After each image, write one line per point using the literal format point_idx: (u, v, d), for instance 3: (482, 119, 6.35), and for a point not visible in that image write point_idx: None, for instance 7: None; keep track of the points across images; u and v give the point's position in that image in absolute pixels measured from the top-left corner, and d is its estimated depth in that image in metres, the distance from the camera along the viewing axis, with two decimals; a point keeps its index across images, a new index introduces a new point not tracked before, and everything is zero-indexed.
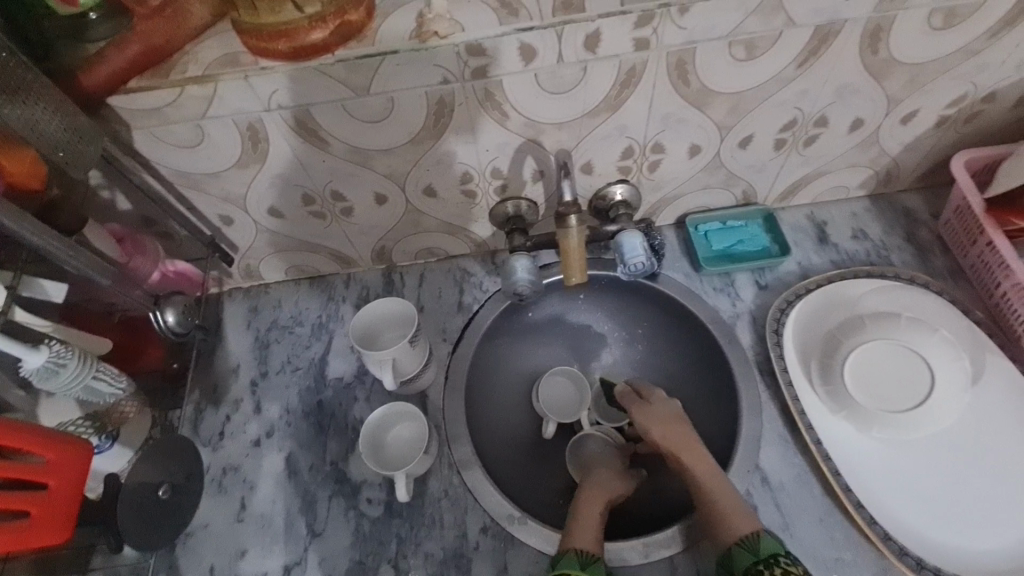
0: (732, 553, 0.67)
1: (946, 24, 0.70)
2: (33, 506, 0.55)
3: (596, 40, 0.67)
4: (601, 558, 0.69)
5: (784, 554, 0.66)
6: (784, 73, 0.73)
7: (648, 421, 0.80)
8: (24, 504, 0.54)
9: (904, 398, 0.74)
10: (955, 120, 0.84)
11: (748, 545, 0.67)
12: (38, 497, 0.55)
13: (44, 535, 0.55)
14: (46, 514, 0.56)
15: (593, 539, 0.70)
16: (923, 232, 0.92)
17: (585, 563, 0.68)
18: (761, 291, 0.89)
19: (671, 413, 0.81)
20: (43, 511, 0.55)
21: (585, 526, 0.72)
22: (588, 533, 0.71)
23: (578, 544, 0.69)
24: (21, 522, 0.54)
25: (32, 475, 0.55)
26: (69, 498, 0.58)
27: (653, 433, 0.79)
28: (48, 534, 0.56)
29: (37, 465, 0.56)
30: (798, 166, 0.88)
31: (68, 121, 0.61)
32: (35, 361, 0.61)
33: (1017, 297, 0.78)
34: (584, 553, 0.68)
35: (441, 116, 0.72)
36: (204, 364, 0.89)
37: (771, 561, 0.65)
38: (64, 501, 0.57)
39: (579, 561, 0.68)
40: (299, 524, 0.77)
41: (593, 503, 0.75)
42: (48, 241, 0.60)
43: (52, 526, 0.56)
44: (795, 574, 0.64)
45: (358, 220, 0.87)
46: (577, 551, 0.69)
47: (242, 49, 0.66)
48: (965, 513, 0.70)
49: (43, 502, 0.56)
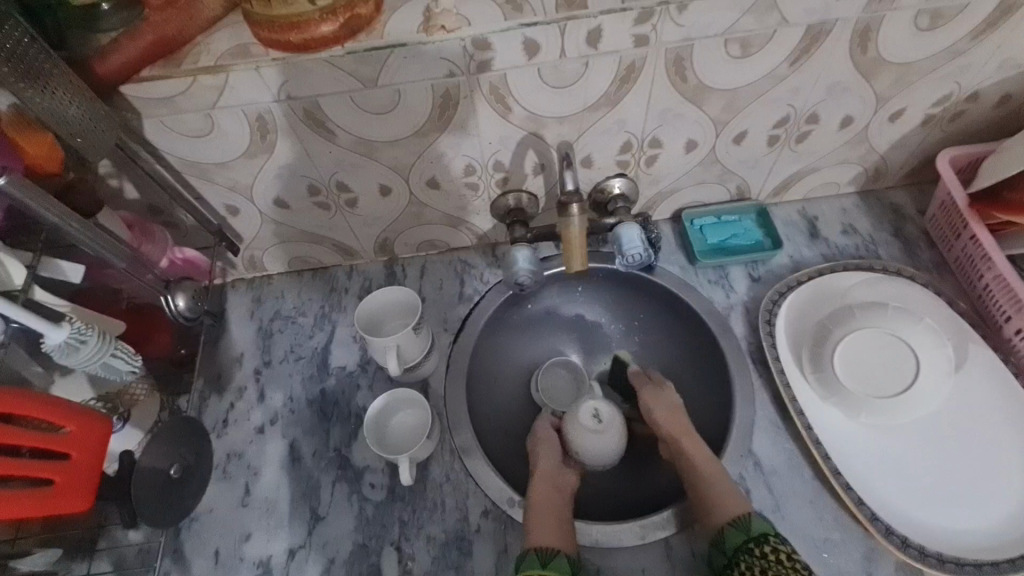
0: (725, 533, 0.69)
1: (930, 26, 0.73)
2: (57, 475, 0.57)
3: (598, 36, 0.69)
4: (563, 553, 0.70)
5: (774, 534, 0.69)
6: (777, 71, 0.76)
7: (655, 408, 0.85)
8: (51, 472, 0.57)
9: (891, 384, 0.77)
10: (940, 119, 0.87)
11: (741, 525, 0.69)
12: (61, 466, 0.58)
13: (64, 502, 0.58)
14: (68, 482, 0.58)
15: (552, 535, 0.71)
16: (910, 227, 0.95)
17: (546, 560, 0.69)
18: (754, 283, 0.91)
19: (672, 404, 0.85)
20: (66, 479, 0.58)
21: (543, 522, 0.73)
22: (550, 529, 0.72)
23: (541, 542, 0.71)
24: (46, 490, 0.56)
25: (57, 445, 0.57)
26: (90, 469, 0.60)
27: (656, 414, 0.84)
28: (69, 502, 0.58)
29: (61, 436, 0.58)
30: (790, 163, 0.91)
31: (85, 105, 0.62)
32: (58, 338, 0.62)
33: (998, 289, 0.81)
34: (546, 549, 0.70)
35: (446, 110, 0.75)
36: (208, 352, 0.91)
37: (762, 539, 0.68)
38: (86, 472, 0.60)
39: (539, 559, 0.69)
40: (303, 508, 0.79)
41: (545, 492, 0.77)
42: (65, 218, 0.62)
43: (74, 494, 0.58)
44: (784, 551, 0.66)
45: (362, 211, 0.89)
46: (538, 549, 0.70)
47: (253, 41, 0.68)
48: (947, 493, 0.73)
49: (67, 472, 0.58)
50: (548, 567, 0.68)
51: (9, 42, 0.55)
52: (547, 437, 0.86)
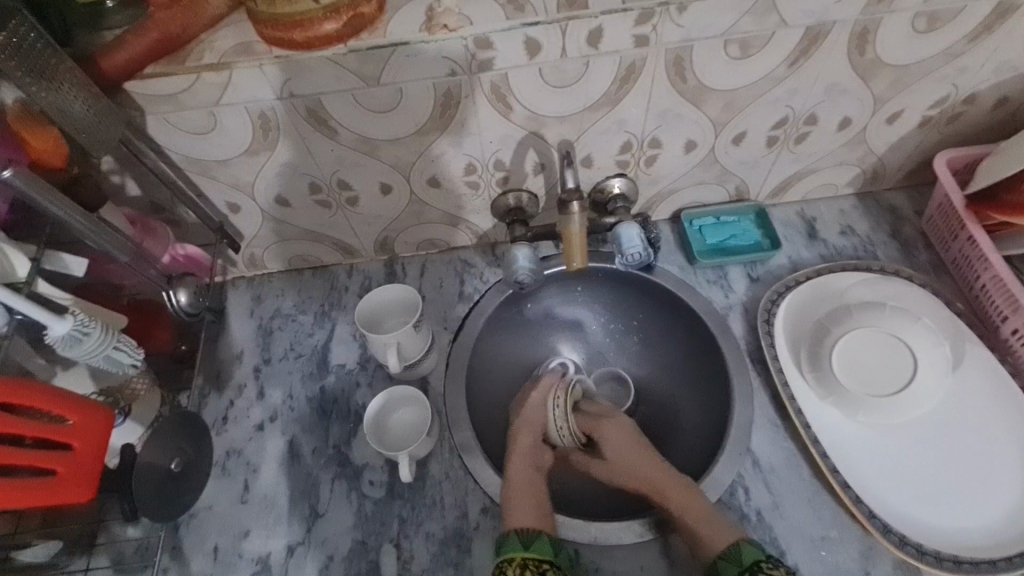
0: (718, 567, 0.68)
1: (929, 28, 0.74)
2: (60, 465, 0.58)
3: (599, 37, 0.70)
4: (545, 534, 0.71)
5: (765, 560, 0.67)
6: (776, 72, 0.77)
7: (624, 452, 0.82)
8: (52, 462, 0.57)
9: (888, 383, 0.78)
10: (937, 121, 0.87)
11: (731, 556, 0.68)
12: (64, 457, 0.59)
13: (68, 492, 0.58)
14: (72, 473, 0.59)
15: (529, 515, 0.72)
16: (908, 228, 0.95)
17: (527, 542, 0.70)
18: (753, 283, 0.92)
19: (630, 431, 0.85)
20: (69, 470, 0.59)
21: (523, 505, 0.74)
22: (528, 511, 0.73)
23: (519, 523, 0.72)
24: (49, 480, 0.57)
25: (59, 435, 0.58)
26: (93, 459, 0.61)
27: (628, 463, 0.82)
28: (73, 492, 0.59)
29: (63, 426, 0.59)
30: (789, 164, 0.91)
31: (91, 101, 0.63)
32: (61, 329, 0.62)
33: (996, 290, 0.82)
34: (526, 531, 0.71)
35: (448, 108, 0.75)
36: (209, 349, 0.91)
37: (755, 568, 0.66)
38: (89, 462, 0.60)
39: (521, 541, 0.70)
40: (302, 505, 0.79)
41: (522, 471, 0.78)
42: (71, 213, 0.62)
43: (77, 483, 0.59)
44: None
45: (363, 210, 0.89)
46: (519, 531, 0.71)
47: (257, 39, 0.68)
48: (944, 491, 0.73)
49: (69, 462, 0.59)
50: (530, 550, 0.69)
51: (15, 38, 0.56)
52: (533, 417, 0.85)
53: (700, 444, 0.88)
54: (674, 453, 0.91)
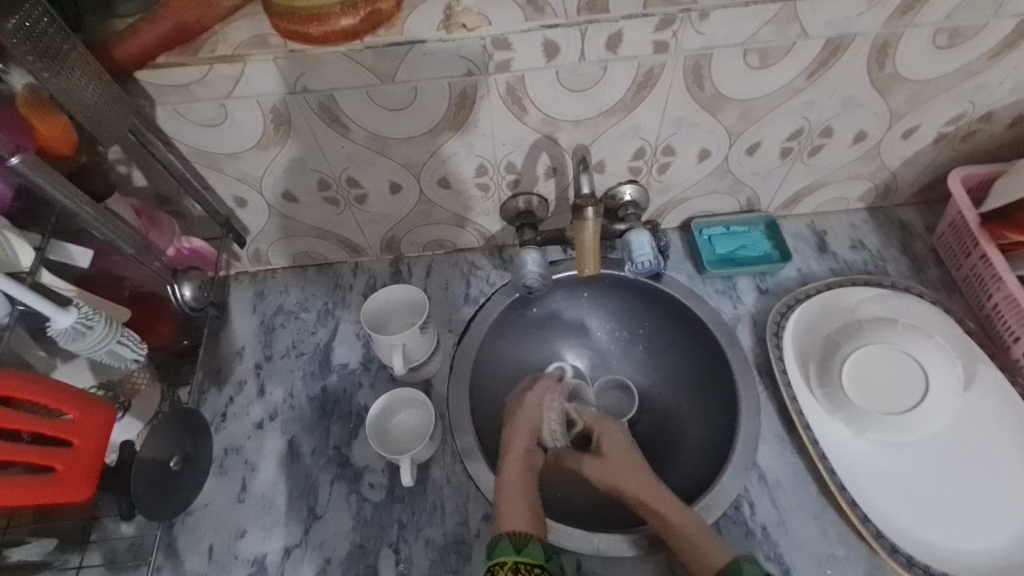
0: None
1: (949, 44, 0.73)
2: (58, 462, 0.57)
3: (618, 40, 0.69)
4: (536, 538, 0.69)
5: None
6: (793, 83, 0.76)
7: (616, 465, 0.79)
8: (51, 460, 0.56)
9: (899, 401, 0.77)
10: (952, 138, 0.87)
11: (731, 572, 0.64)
12: (63, 455, 0.57)
13: (67, 491, 0.57)
14: (69, 470, 0.58)
15: (521, 516, 0.70)
16: (918, 244, 0.95)
17: (519, 546, 0.67)
18: (762, 295, 0.91)
19: (622, 441, 0.82)
20: (67, 467, 0.57)
21: (513, 505, 0.71)
22: (519, 512, 0.71)
23: (514, 525, 0.69)
24: (47, 478, 0.56)
25: (59, 431, 0.57)
26: (94, 456, 0.60)
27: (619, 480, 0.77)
28: (72, 490, 0.58)
29: (64, 422, 0.58)
30: (801, 175, 0.91)
31: (102, 88, 0.62)
32: (63, 322, 0.61)
33: (1008, 309, 0.81)
34: (520, 534, 0.68)
35: (462, 109, 0.74)
36: (209, 345, 0.90)
37: None
38: (89, 458, 0.59)
39: (513, 545, 0.67)
40: (301, 506, 0.78)
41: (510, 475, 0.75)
42: (81, 206, 0.62)
43: (77, 481, 0.58)
44: None
45: (371, 209, 0.88)
46: (512, 534, 0.68)
47: (271, 32, 0.67)
48: (951, 513, 0.73)
49: (69, 459, 0.58)
50: (523, 554, 0.67)
51: (26, 22, 0.55)
52: (529, 418, 0.82)
53: (703, 458, 0.87)
54: (678, 464, 0.90)
